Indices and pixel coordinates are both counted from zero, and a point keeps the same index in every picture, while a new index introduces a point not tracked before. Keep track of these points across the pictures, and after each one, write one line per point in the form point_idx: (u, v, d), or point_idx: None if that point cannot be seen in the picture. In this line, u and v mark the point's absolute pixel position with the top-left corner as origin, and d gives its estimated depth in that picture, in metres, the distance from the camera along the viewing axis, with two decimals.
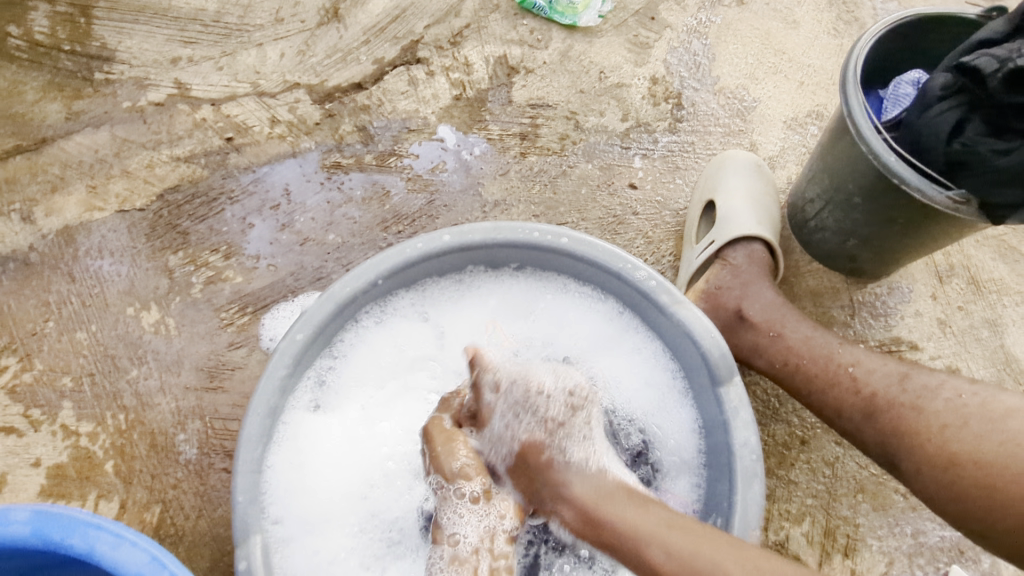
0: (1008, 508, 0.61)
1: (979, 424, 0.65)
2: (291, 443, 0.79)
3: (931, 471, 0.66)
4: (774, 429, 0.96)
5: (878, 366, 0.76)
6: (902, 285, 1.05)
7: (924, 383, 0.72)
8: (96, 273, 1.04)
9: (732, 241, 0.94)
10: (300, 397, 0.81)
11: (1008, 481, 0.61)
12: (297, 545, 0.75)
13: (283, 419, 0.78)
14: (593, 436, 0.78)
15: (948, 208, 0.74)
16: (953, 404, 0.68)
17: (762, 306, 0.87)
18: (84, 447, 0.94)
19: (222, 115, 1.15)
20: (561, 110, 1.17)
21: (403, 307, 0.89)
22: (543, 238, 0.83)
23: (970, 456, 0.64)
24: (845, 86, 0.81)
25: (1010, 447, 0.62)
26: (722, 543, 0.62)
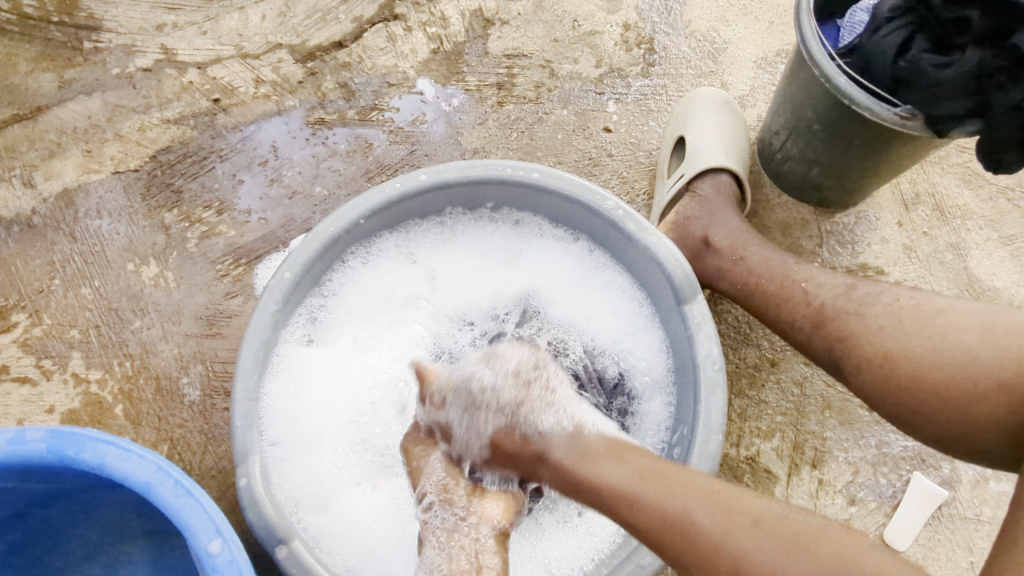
0: (931, 395, 0.67)
1: (912, 322, 0.70)
2: (286, 374, 0.85)
3: (868, 368, 0.72)
4: (746, 352, 0.99)
5: (830, 281, 0.81)
6: (869, 214, 1.09)
7: (868, 292, 0.77)
8: (96, 233, 1.09)
9: (700, 173, 0.98)
10: (292, 332, 0.86)
11: (934, 371, 0.67)
12: (294, 465, 0.81)
13: (277, 352, 0.84)
14: (559, 398, 0.71)
15: (895, 123, 0.79)
16: (889, 306, 0.73)
17: (727, 232, 0.93)
18: (94, 393, 1.00)
19: (209, 78, 1.19)
20: (536, 59, 1.20)
21: (387, 248, 0.93)
22: (515, 174, 0.87)
23: (903, 352, 0.69)
24: (798, 15, 0.84)
25: (937, 341, 0.68)
26: (694, 487, 0.60)
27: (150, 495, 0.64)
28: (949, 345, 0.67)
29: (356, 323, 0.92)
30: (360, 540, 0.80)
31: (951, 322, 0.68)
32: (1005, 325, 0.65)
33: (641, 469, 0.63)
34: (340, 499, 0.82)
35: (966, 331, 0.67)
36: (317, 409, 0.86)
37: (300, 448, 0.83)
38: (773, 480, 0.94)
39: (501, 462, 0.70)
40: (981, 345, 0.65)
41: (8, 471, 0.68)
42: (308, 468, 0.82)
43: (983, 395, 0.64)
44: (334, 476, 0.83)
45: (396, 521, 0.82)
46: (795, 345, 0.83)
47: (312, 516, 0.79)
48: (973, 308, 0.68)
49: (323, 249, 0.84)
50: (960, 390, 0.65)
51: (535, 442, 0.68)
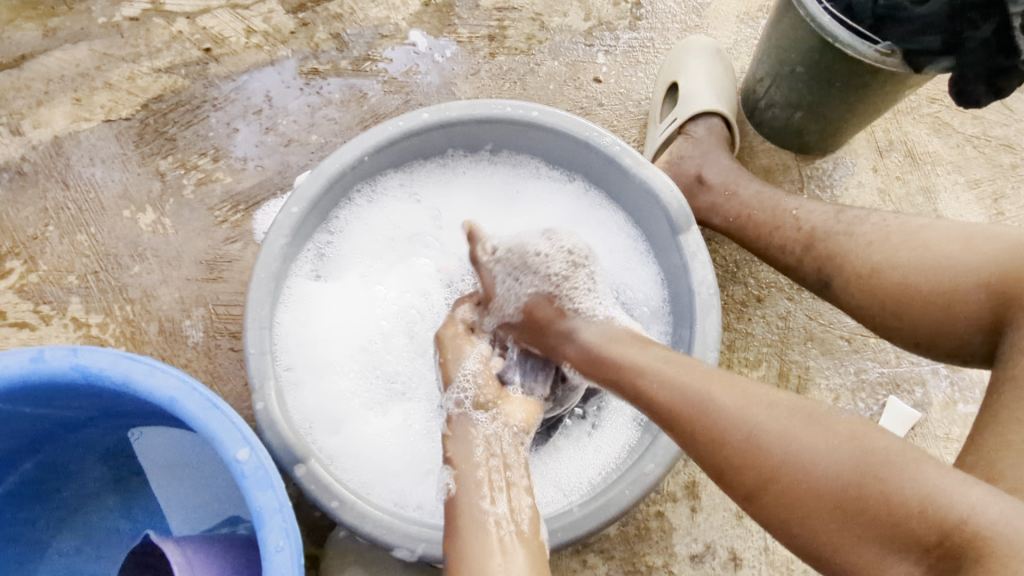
0: (915, 302, 0.72)
1: (898, 237, 0.77)
2: (296, 305, 0.89)
3: (857, 282, 0.79)
4: (733, 289, 1.04)
5: (815, 208, 0.90)
6: (847, 160, 1.14)
7: (854, 215, 0.85)
8: (90, 180, 1.08)
9: (693, 116, 1.04)
10: (301, 267, 0.91)
11: (917, 278, 0.72)
12: (309, 389, 0.87)
13: (287, 284, 0.88)
14: (597, 289, 0.79)
15: (875, 60, 0.84)
16: (875, 227, 0.81)
17: (719, 170, 1.01)
18: (95, 337, 1.00)
19: (198, 28, 1.18)
20: (526, 12, 1.22)
21: (391, 187, 0.97)
22: (515, 113, 0.90)
23: (888, 264, 0.76)
24: None
25: (919, 251, 0.74)
26: (814, 425, 0.55)
27: (176, 409, 0.65)
28: (932, 254, 0.72)
29: (363, 260, 0.96)
30: (371, 459, 0.85)
31: (934, 235, 0.74)
32: (984, 234, 0.70)
33: (792, 409, 0.57)
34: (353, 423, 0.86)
35: (948, 241, 0.72)
36: (326, 339, 0.91)
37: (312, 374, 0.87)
38: None
39: (532, 326, 0.78)
40: (961, 251, 0.70)
41: (32, 391, 0.69)
42: (319, 392, 0.87)
43: (964, 295, 0.68)
44: (345, 401, 0.88)
45: (407, 442, 0.87)
46: (784, 269, 0.91)
47: (326, 434, 0.85)
48: (956, 223, 0.74)
49: (329, 185, 0.87)
50: (942, 293, 0.70)
51: (568, 316, 0.76)
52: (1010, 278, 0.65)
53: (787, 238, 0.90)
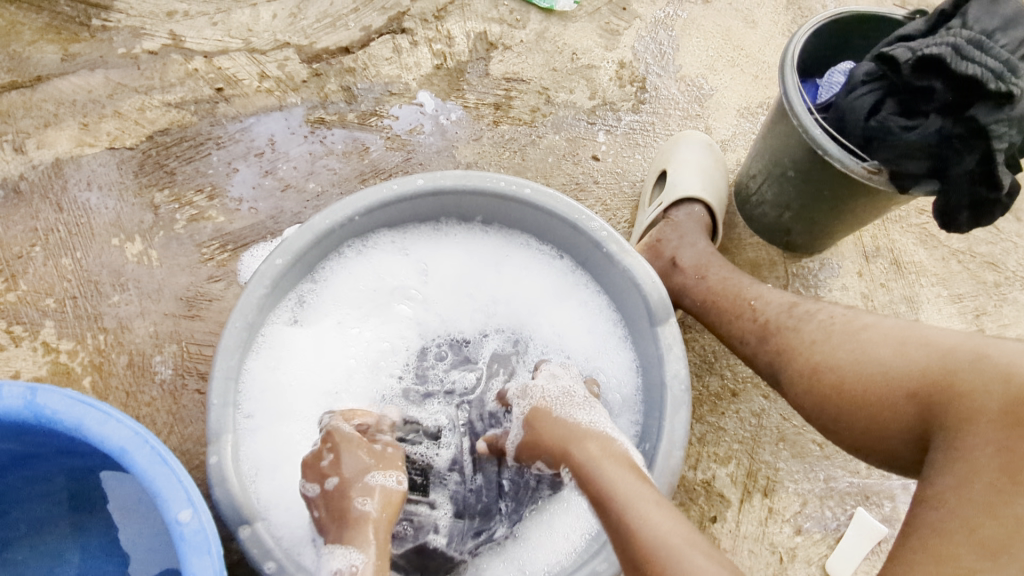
0: (851, 406, 0.72)
1: (839, 336, 0.77)
2: (270, 352, 0.89)
3: (801, 380, 0.78)
4: (709, 380, 1.03)
5: (774, 298, 0.88)
6: (832, 262, 1.15)
7: (807, 309, 0.84)
8: (84, 205, 1.09)
9: (676, 201, 1.07)
10: (281, 313, 0.91)
11: (854, 381, 0.72)
12: (265, 436, 0.85)
13: (262, 330, 0.88)
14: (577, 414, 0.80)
15: (863, 176, 0.85)
16: (822, 323, 0.80)
17: (693, 255, 1.00)
18: (63, 363, 0.99)
19: (214, 67, 1.21)
20: (534, 85, 1.25)
21: (382, 244, 0.97)
22: (508, 188, 0.91)
23: (827, 364, 0.76)
24: (783, 70, 0.91)
25: (856, 353, 0.74)
26: None
27: (125, 460, 0.64)
28: (868, 358, 0.72)
29: (343, 312, 0.96)
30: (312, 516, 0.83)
31: (871, 337, 0.74)
32: (917, 339, 0.70)
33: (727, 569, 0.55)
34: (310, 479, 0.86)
35: (883, 344, 0.72)
36: (293, 387, 0.90)
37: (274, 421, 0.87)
38: (725, 504, 0.97)
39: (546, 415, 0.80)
40: (895, 356, 0.70)
41: None
42: (278, 440, 0.86)
43: (893, 402, 0.68)
44: (301, 453, 0.87)
45: None
46: (744, 359, 0.89)
47: (273, 486, 0.83)
48: (894, 325, 0.74)
49: (317, 240, 0.88)
50: (874, 399, 0.70)
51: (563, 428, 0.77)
52: (934, 387, 0.65)
53: (745, 330, 0.88)
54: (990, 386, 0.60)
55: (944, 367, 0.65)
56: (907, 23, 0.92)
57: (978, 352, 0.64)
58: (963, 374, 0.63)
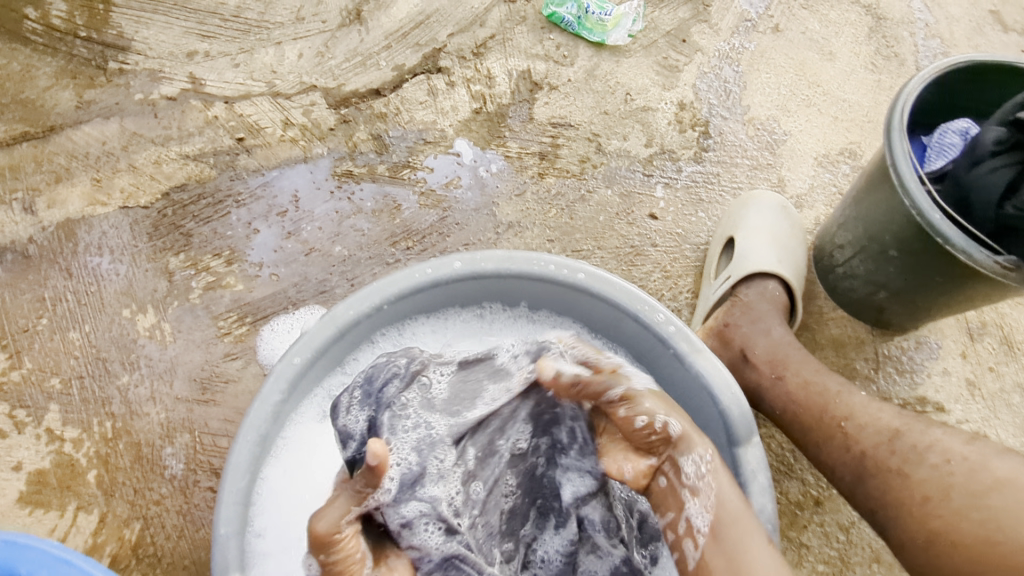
0: None
1: (962, 498, 0.63)
2: (291, 458, 0.78)
3: (913, 546, 0.65)
4: (788, 487, 0.90)
5: (874, 421, 0.74)
6: (930, 340, 0.99)
7: (915, 444, 0.69)
8: (94, 271, 1.01)
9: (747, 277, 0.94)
10: (305, 412, 0.80)
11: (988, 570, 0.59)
12: (276, 562, 0.74)
13: (283, 434, 0.78)
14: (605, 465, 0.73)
15: (994, 273, 0.70)
16: (938, 475, 0.65)
17: (766, 346, 0.87)
18: (67, 454, 0.91)
19: (235, 114, 1.11)
20: (583, 131, 1.13)
21: (421, 332, 0.85)
22: (559, 272, 0.79)
23: (949, 537, 0.62)
24: (890, 133, 0.76)
25: (989, 527, 0.60)
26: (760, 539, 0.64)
27: None
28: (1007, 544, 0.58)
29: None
30: None
31: (1007, 504, 0.60)
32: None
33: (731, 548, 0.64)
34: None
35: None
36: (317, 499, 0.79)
37: (288, 543, 0.76)
38: None
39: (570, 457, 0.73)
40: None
41: None
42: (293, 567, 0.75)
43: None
44: None
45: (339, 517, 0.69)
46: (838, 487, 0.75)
47: None
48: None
49: (340, 333, 0.77)
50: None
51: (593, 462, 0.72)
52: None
53: (840, 463, 0.74)
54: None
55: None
56: None
57: None
58: None
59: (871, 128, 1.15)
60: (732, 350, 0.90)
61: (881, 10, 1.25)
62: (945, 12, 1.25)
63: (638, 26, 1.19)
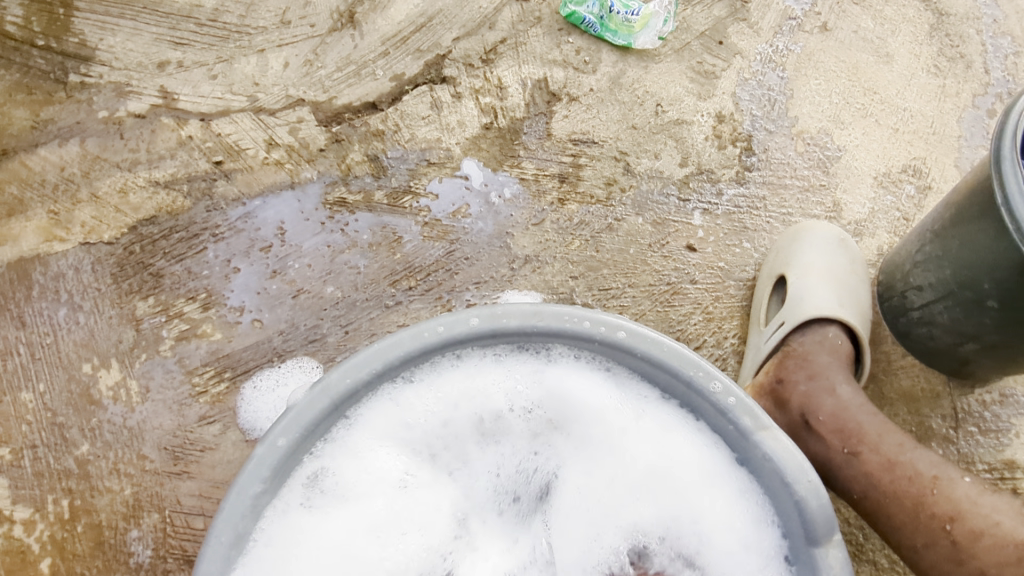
0: None
1: None
2: (275, 560, 0.62)
3: None
4: (858, 573, 0.77)
5: (989, 528, 0.62)
6: (1018, 393, 0.85)
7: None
8: (51, 319, 0.88)
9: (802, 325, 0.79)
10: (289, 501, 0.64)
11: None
12: None
13: (261, 529, 0.62)
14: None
15: None
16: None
17: (831, 411, 0.72)
18: (17, 539, 0.78)
19: (212, 134, 0.98)
20: (608, 148, 0.99)
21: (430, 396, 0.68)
22: (595, 329, 0.65)
23: None
24: (1001, 165, 0.62)
25: None
26: None
27: None
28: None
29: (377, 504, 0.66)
30: None
31: None
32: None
33: None
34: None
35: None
36: None
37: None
38: None
39: None
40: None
41: None
42: None
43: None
44: None
45: None
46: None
47: None
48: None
49: (334, 407, 0.63)
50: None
51: None
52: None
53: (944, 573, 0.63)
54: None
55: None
56: None
57: None
58: None
59: (936, 141, 1.01)
60: (789, 413, 0.75)
61: (943, 4, 1.10)
62: (1015, 5, 1.10)
63: (669, 26, 1.05)
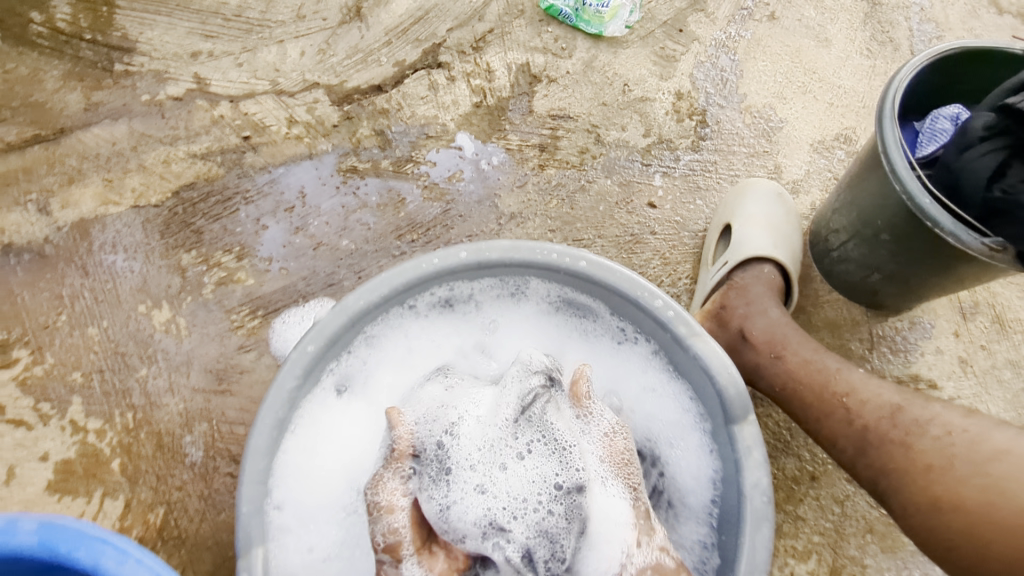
0: (989, 560, 0.63)
1: (965, 467, 0.66)
2: (312, 436, 0.81)
3: (919, 513, 0.68)
4: (785, 463, 0.93)
5: (874, 397, 0.77)
6: (924, 321, 1.02)
7: (916, 418, 0.72)
8: (110, 269, 1.04)
9: (743, 262, 0.96)
10: (324, 392, 0.82)
11: (985, 531, 0.63)
12: (294, 536, 0.77)
13: (301, 411, 0.80)
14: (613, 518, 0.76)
15: (983, 255, 0.72)
16: (940, 444, 0.69)
17: (764, 325, 0.88)
18: (91, 444, 0.95)
19: (240, 113, 1.13)
20: (582, 122, 1.15)
21: (428, 317, 0.87)
22: (560, 260, 0.81)
23: (953, 502, 0.66)
24: (881, 122, 0.79)
25: (990, 494, 0.64)
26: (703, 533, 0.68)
27: None
28: (1002, 505, 0.62)
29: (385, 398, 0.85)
30: None
31: (1007, 472, 0.64)
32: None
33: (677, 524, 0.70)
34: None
35: (1019, 489, 0.62)
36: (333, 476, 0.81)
37: (308, 508, 0.78)
38: None
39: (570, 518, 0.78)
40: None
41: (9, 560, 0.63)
42: (311, 539, 0.78)
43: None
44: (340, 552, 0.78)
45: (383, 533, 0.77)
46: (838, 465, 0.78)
47: None
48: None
49: (351, 322, 0.80)
50: (1011, 556, 0.61)
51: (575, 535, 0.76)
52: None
53: (839, 435, 0.77)
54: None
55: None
56: None
57: None
58: None
59: (865, 114, 1.17)
60: (729, 331, 0.91)
61: None
62: None
63: (635, 17, 1.21)
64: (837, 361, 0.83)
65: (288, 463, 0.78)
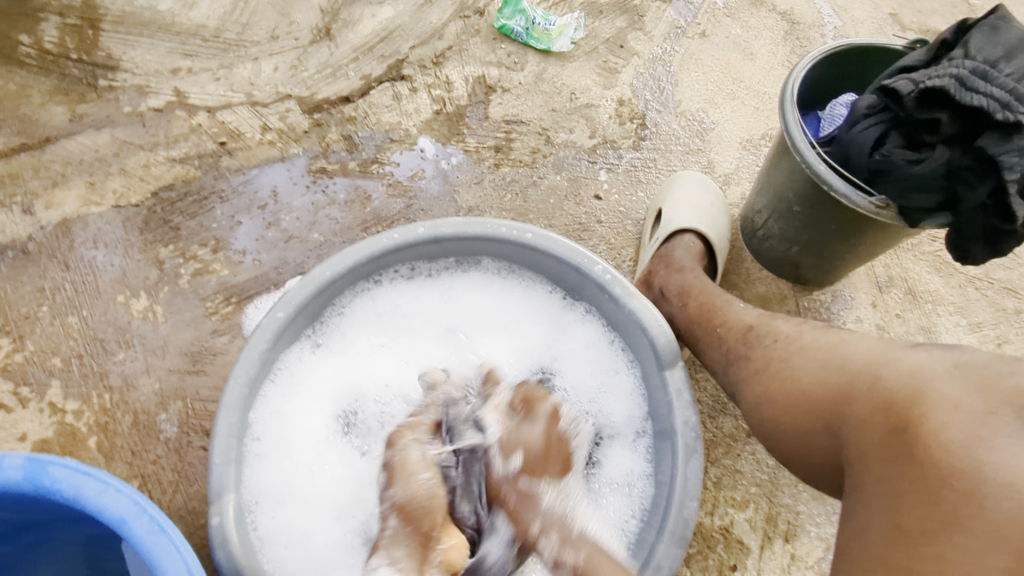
0: (786, 441, 0.72)
1: (774, 364, 0.76)
2: (287, 384, 0.88)
3: (749, 413, 0.77)
4: (722, 422, 1.01)
5: (739, 321, 0.86)
6: (845, 294, 1.13)
7: (759, 333, 0.82)
8: (90, 263, 1.10)
9: (666, 234, 1.07)
10: (299, 346, 0.89)
11: (785, 413, 0.72)
12: (268, 466, 0.84)
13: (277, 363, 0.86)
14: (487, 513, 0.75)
15: (870, 211, 0.84)
16: (765, 350, 0.79)
17: (676, 281, 0.98)
18: (69, 424, 1.00)
19: (217, 122, 1.22)
20: (533, 126, 1.26)
21: (390, 284, 0.94)
22: (509, 233, 0.88)
23: (765, 397, 0.74)
24: (783, 105, 0.90)
25: (786, 383, 0.73)
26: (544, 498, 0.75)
27: (123, 531, 0.64)
28: (795, 387, 0.72)
29: (354, 350, 0.93)
30: (306, 549, 0.81)
31: (801, 361, 0.73)
32: (834, 363, 0.69)
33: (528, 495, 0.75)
34: (309, 517, 0.83)
35: (806, 372, 0.72)
36: (303, 418, 0.88)
37: (279, 450, 0.85)
38: (745, 552, 0.94)
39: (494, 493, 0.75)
40: (814, 384, 0.70)
41: None
42: (283, 472, 0.84)
43: (814, 432, 0.68)
44: (308, 486, 0.85)
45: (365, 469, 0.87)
46: None
47: (271, 518, 0.81)
48: (822, 346, 0.73)
49: (317, 292, 0.85)
50: (802, 430, 0.70)
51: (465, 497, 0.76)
52: (841, 411, 0.65)
53: (717, 359, 0.86)
54: (876, 415, 0.60)
55: (850, 394, 0.65)
56: (908, 53, 0.92)
57: (875, 375, 0.64)
58: (859, 399, 0.63)
59: None
60: (653, 291, 1.01)
61: (794, 16, 1.40)
62: (850, 17, 1.41)
63: (579, 34, 1.34)
64: (727, 296, 0.91)
65: (265, 408, 0.85)
